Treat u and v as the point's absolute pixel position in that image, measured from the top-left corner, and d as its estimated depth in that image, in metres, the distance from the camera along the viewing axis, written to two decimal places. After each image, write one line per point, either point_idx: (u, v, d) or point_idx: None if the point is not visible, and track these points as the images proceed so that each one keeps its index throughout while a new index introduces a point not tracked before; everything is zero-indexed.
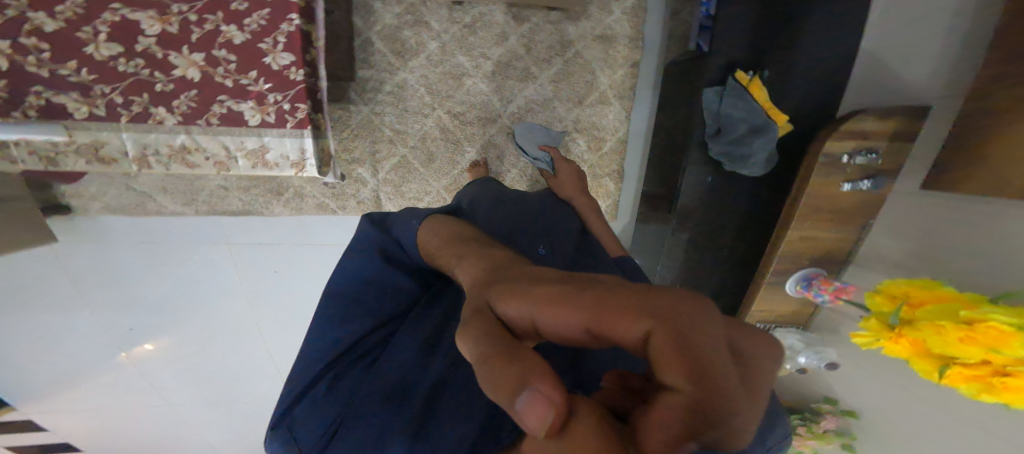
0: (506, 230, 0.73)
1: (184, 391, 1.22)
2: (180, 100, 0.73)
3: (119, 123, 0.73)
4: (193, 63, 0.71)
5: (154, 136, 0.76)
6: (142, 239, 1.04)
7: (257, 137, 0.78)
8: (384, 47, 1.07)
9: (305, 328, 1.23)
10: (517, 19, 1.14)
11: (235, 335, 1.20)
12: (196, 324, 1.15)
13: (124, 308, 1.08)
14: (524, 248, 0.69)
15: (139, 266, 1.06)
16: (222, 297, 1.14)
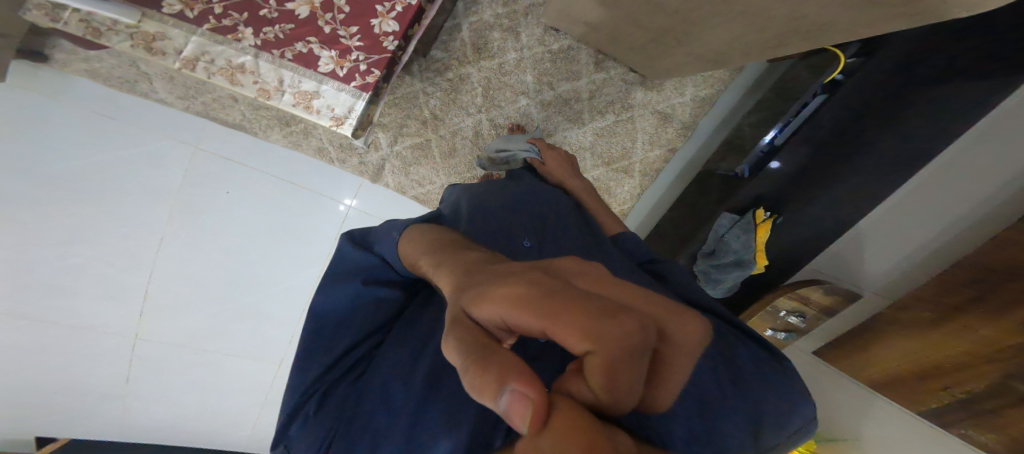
0: (502, 218, 0.63)
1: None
2: (273, 29, 0.66)
3: (197, 28, 0.64)
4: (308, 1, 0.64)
5: (222, 49, 0.66)
6: (98, 110, 0.86)
7: (318, 83, 0.72)
8: (467, 38, 1.01)
9: (237, 275, 1.03)
10: (597, 65, 1.08)
11: (132, 256, 0.92)
12: (91, 230, 0.88)
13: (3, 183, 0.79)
14: (516, 244, 0.59)
15: (69, 137, 0.84)
16: (150, 206, 0.92)
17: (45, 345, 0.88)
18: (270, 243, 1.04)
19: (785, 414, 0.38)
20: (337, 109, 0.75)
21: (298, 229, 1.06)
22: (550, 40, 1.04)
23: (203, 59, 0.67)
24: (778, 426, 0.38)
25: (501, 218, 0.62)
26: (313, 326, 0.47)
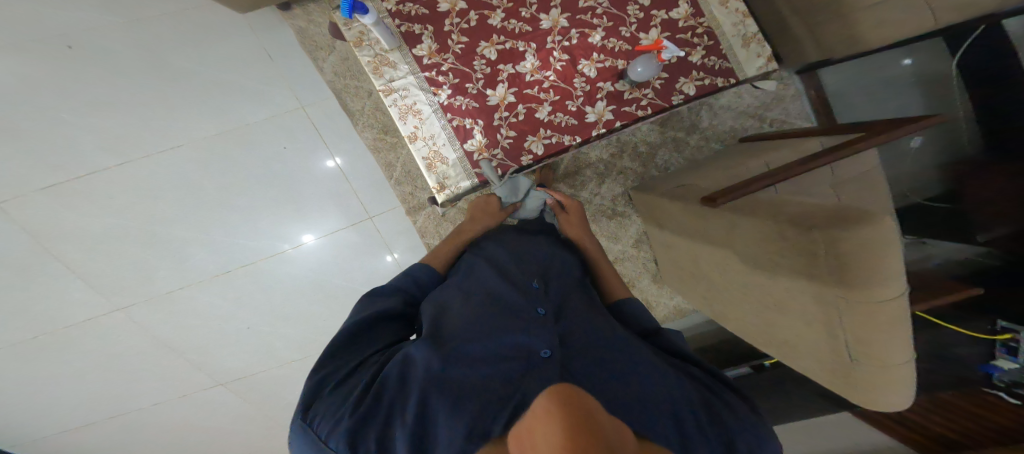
0: (517, 281, 0.65)
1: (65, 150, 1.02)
2: (460, 99, 0.88)
3: (419, 71, 0.88)
4: (502, 97, 0.88)
5: (415, 94, 0.88)
6: (272, 55, 1.02)
7: (451, 151, 0.89)
8: (566, 164, 1.24)
9: (224, 212, 1.09)
10: (636, 242, 1.31)
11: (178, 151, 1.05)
12: (182, 119, 1.04)
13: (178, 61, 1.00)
14: (527, 313, 0.57)
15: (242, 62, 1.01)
16: (226, 128, 1.04)
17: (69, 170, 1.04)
18: (269, 199, 1.09)
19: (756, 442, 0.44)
20: (449, 180, 0.90)
21: (302, 208, 1.10)
22: (619, 203, 1.28)
23: (400, 94, 0.88)
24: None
25: (510, 277, 0.66)
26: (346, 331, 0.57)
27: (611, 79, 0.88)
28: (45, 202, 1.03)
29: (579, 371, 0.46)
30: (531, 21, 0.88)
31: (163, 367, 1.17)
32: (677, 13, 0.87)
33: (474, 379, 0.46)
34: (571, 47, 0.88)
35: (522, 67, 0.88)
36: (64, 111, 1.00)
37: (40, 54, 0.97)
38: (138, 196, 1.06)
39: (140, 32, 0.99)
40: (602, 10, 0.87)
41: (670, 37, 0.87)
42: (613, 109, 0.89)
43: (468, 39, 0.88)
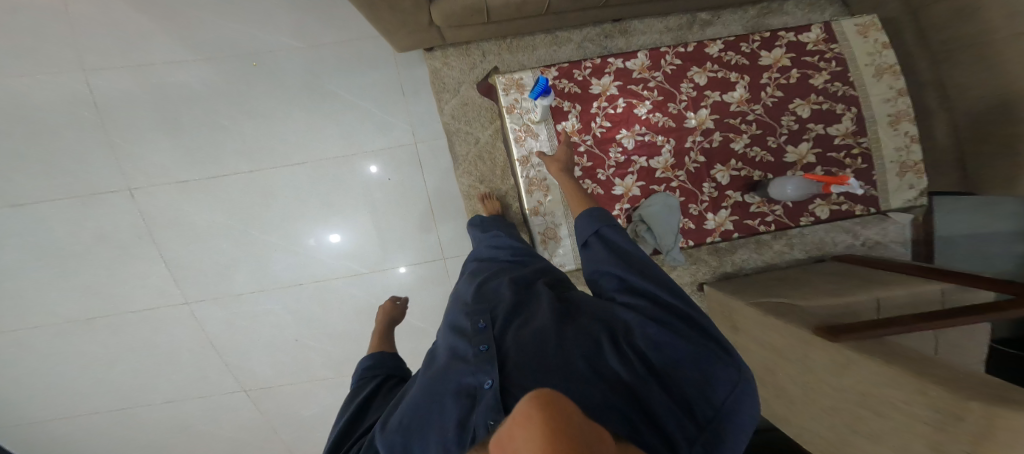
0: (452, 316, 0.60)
1: (200, 137, 1.13)
2: (593, 183, 1.00)
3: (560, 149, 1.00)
4: (628, 187, 1.01)
5: (550, 171, 1.01)
6: (405, 92, 1.18)
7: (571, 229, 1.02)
8: None
9: (310, 222, 1.16)
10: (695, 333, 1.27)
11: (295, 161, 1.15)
12: (311, 131, 1.16)
13: (330, 81, 1.17)
14: (468, 345, 0.51)
15: (380, 93, 1.18)
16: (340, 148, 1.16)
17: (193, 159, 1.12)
18: (360, 218, 1.18)
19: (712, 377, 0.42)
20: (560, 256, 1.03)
21: (395, 237, 1.18)
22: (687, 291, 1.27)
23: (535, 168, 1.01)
24: (707, 394, 0.42)
25: (456, 309, 0.62)
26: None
27: (740, 190, 1.04)
28: (167, 191, 1.12)
29: (526, 376, 0.41)
30: (675, 119, 1.02)
31: (187, 368, 1.21)
32: (835, 130, 1.03)
33: (432, 436, 0.42)
34: (708, 151, 1.03)
35: (654, 163, 1.01)
36: (227, 117, 1.14)
37: (223, 65, 1.14)
38: (248, 201, 1.15)
39: (312, 60, 1.17)
40: (753, 119, 1.03)
41: (821, 153, 1.04)
42: (733, 220, 1.05)
43: (609, 125, 1.00)
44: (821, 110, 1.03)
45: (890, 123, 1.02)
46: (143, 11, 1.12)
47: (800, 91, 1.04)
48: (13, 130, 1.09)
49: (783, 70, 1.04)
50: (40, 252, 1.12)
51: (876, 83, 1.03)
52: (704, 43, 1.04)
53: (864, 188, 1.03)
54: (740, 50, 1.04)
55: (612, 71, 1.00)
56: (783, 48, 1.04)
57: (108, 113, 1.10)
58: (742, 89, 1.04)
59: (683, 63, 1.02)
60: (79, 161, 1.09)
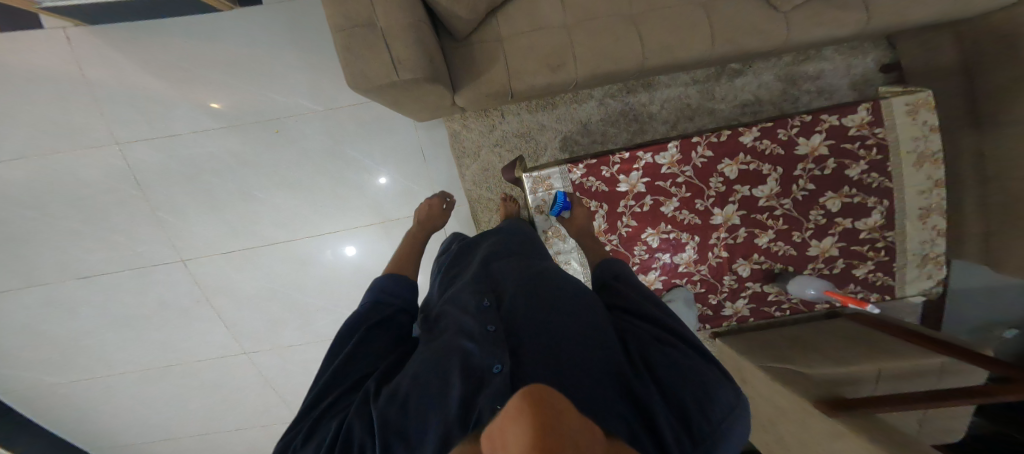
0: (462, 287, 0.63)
1: (245, 207, 1.23)
2: None
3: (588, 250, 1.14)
4: (654, 280, 1.17)
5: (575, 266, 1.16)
6: (429, 157, 1.29)
7: None
8: None
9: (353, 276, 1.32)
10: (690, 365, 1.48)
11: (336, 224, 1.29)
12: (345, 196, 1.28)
13: (359, 148, 1.25)
14: (478, 322, 0.53)
15: (406, 158, 1.28)
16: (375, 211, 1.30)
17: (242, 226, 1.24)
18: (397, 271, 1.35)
19: (713, 398, 0.44)
20: None
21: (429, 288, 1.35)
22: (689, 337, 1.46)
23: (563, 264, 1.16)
24: (709, 411, 0.43)
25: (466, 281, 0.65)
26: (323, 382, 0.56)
27: (760, 281, 1.20)
28: (219, 262, 1.24)
29: (533, 364, 0.45)
30: (702, 216, 1.12)
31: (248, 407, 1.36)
32: (861, 224, 1.17)
33: (434, 401, 0.44)
34: (732, 244, 1.15)
35: (681, 257, 1.15)
36: (259, 188, 1.23)
37: (248, 133, 1.19)
38: (297, 261, 1.28)
39: (333, 124, 1.22)
40: (780, 213, 1.14)
41: (843, 245, 1.19)
42: (750, 306, 1.24)
43: (638, 223, 1.11)
44: (852, 204, 1.15)
45: (920, 220, 1.15)
46: (155, 77, 1.12)
47: (835, 183, 1.14)
48: (60, 207, 1.15)
49: (818, 160, 1.11)
50: (103, 317, 1.22)
51: (914, 172, 1.12)
52: (738, 133, 1.07)
53: (882, 277, 1.22)
54: (776, 139, 1.08)
55: (641, 166, 1.06)
56: (821, 135, 1.09)
57: (150, 189, 1.18)
58: (772, 182, 1.11)
59: (713, 155, 1.07)
60: (132, 235, 1.19)
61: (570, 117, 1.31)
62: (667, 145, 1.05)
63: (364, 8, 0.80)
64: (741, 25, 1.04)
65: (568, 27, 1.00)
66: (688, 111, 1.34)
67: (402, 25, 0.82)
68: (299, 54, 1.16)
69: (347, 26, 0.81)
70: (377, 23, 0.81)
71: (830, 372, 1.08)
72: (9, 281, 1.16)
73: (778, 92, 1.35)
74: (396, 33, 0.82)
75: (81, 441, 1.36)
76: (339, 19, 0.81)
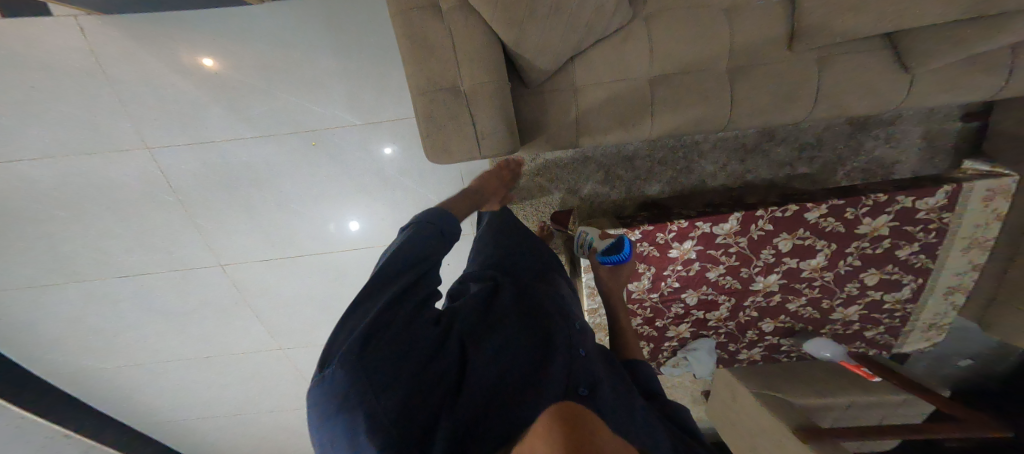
0: (561, 303, 0.70)
1: (279, 219, 1.20)
2: (659, 325, 1.26)
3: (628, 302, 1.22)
4: (685, 330, 1.28)
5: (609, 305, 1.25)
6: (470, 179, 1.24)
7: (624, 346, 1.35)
8: None
9: None
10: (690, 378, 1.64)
11: (371, 239, 1.28)
12: (382, 212, 1.24)
13: (399, 167, 1.19)
14: (571, 341, 0.59)
15: (446, 179, 1.22)
16: None
17: (278, 236, 1.22)
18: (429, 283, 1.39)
19: None
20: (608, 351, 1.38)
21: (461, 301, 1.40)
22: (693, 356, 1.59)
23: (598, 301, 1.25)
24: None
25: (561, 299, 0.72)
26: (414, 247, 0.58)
27: (779, 337, 1.31)
28: (261, 268, 1.26)
29: (609, 401, 0.49)
30: (744, 281, 1.20)
31: (288, 386, 1.51)
32: (890, 296, 1.24)
33: (517, 391, 0.48)
34: (764, 306, 1.25)
35: (714, 313, 1.25)
36: (296, 200, 1.18)
37: (284, 144, 1.10)
38: (333, 269, 1.31)
39: (371, 141, 1.14)
40: (818, 283, 1.21)
41: (866, 312, 1.27)
42: (762, 353, 1.39)
43: (682, 284, 1.20)
44: (890, 279, 1.20)
45: (942, 295, 1.23)
46: (184, 77, 1.00)
47: (880, 261, 1.18)
48: (92, 207, 1.10)
49: (875, 240, 1.15)
50: (152, 311, 1.28)
51: (959, 255, 1.16)
52: (804, 209, 1.10)
53: (887, 340, 1.34)
54: (843, 217, 1.11)
55: (697, 234, 1.13)
56: (888, 216, 1.10)
57: (187, 195, 1.13)
58: (821, 256, 1.16)
59: (773, 228, 1.13)
60: (171, 239, 1.17)
61: (616, 150, 1.24)
62: (728, 218, 1.10)
63: (446, 68, 0.74)
64: (849, 87, 0.94)
65: (651, 79, 0.92)
66: (743, 152, 1.25)
67: (486, 88, 0.74)
68: (338, 60, 1.04)
69: (423, 87, 0.75)
70: (459, 85, 0.75)
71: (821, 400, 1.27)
72: (51, 275, 1.16)
73: (844, 139, 1.23)
74: (478, 97, 0.75)
75: (129, 409, 1.47)
76: (419, 78, 0.74)
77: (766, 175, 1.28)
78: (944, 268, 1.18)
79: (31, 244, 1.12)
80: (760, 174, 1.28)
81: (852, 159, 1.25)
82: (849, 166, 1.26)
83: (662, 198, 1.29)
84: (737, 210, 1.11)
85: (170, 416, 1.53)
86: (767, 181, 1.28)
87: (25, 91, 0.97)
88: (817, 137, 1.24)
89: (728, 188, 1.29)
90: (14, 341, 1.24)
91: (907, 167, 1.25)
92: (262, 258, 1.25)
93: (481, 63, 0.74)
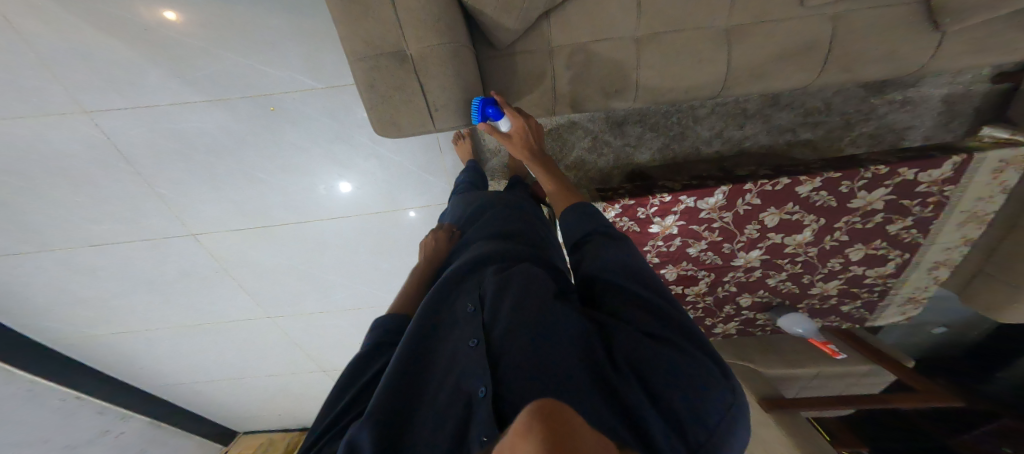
0: (456, 299, 0.64)
1: (244, 189, 1.15)
2: None
3: None
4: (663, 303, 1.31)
5: None
6: (443, 146, 1.15)
7: None
8: None
9: (366, 252, 1.34)
10: None
11: (343, 208, 1.23)
12: (351, 180, 1.18)
13: (363, 133, 1.09)
14: (464, 338, 0.55)
15: (417, 145, 1.14)
16: (386, 199, 1.23)
17: (246, 207, 1.18)
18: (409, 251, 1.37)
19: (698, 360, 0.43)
20: None
21: None
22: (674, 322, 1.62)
23: None
24: (698, 412, 0.39)
25: (453, 291, 0.66)
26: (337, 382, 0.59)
27: (756, 311, 1.35)
28: (233, 238, 1.24)
29: (517, 384, 0.44)
30: (724, 256, 1.18)
31: (280, 345, 1.57)
32: (872, 271, 1.21)
33: (427, 429, 0.45)
34: (743, 281, 1.25)
35: (690, 288, 1.28)
36: (262, 171, 1.12)
37: (238, 110, 1.01)
38: (309, 238, 1.28)
39: (333, 107, 1.04)
40: (802, 259, 1.17)
41: (846, 287, 1.25)
42: (738, 326, 1.43)
43: (661, 260, 1.22)
44: (877, 255, 1.15)
45: (926, 271, 1.19)
46: (113, 36, 0.89)
47: (869, 236, 1.12)
48: (48, 178, 1.05)
49: (867, 214, 1.07)
50: (132, 283, 1.29)
51: (954, 230, 1.09)
52: (796, 182, 1.01)
53: (863, 312, 1.34)
54: (837, 190, 1.02)
55: (680, 208, 1.08)
56: (886, 189, 1.02)
57: (141, 165, 1.06)
58: (808, 231, 1.11)
59: (761, 203, 1.06)
60: (135, 209, 1.14)
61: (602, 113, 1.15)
62: (713, 192, 1.04)
63: (390, 31, 0.71)
64: (869, 50, 0.82)
65: (638, 39, 0.83)
66: (741, 118, 1.14)
67: (436, 51, 0.72)
68: (286, 17, 0.92)
69: (362, 53, 0.72)
70: (405, 50, 0.73)
71: (780, 372, 1.40)
72: (22, 245, 1.15)
73: (853, 102, 1.10)
74: (426, 58, 0.73)
75: (131, 368, 1.55)
76: (353, 42, 0.71)
77: (765, 141, 1.17)
78: (939, 244, 1.12)
79: None
80: (758, 140, 1.17)
81: (862, 124, 1.12)
82: (858, 131, 1.13)
83: (651, 166, 1.21)
84: (724, 184, 1.04)
85: (172, 375, 1.61)
86: (765, 148, 1.18)
87: None
88: (825, 102, 1.11)
89: (721, 154, 1.19)
90: None
91: (918, 132, 1.11)
92: (234, 228, 1.22)
93: (426, 25, 0.71)
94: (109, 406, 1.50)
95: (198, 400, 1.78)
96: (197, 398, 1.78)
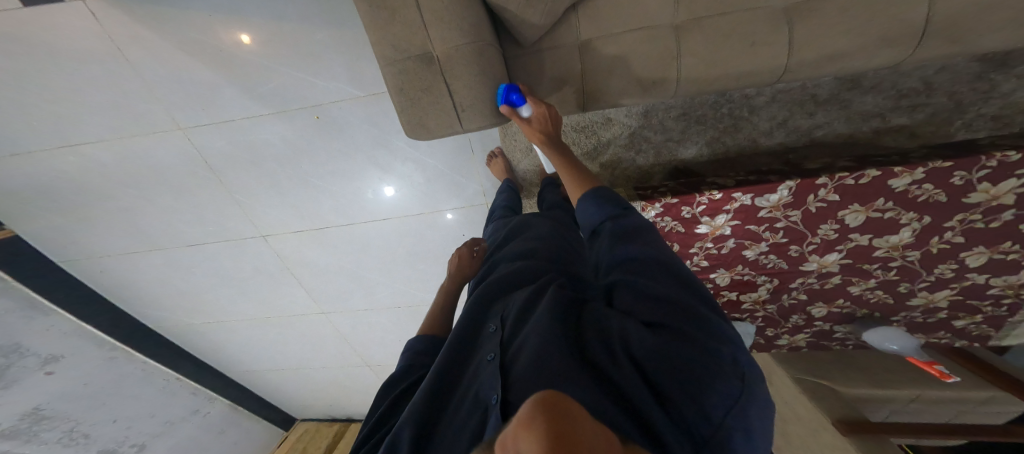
0: (484, 315, 0.66)
1: (303, 192, 1.26)
2: None
3: None
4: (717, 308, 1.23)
5: None
6: (480, 146, 1.18)
7: None
8: None
9: (409, 251, 1.40)
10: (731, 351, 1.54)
11: (387, 209, 1.29)
12: (394, 183, 1.24)
13: (404, 137, 1.14)
14: (484, 354, 0.55)
15: (455, 147, 1.17)
16: (427, 200, 1.27)
17: (304, 209, 1.30)
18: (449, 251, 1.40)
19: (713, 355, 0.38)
20: None
21: None
22: None
23: None
24: (704, 410, 0.36)
25: (479, 308, 0.67)
26: (386, 391, 0.65)
27: (831, 323, 1.20)
28: (295, 239, 1.37)
29: (521, 383, 0.43)
30: (792, 261, 1.06)
31: (334, 338, 1.69)
32: (999, 280, 0.99)
33: (451, 439, 0.46)
34: (816, 289, 1.11)
35: (749, 295, 1.18)
36: (316, 176, 1.22)
37: (295, 121, 1.12)
38: (358, 239, 1.37)
39: (376, 113, 1.10)
40: (897, 264, 1.00)
41: (960, 299, 1.04)
42: (809, 339, 1.29)
43: (714, 265, 1.13)
44: (1003, 261, 0.94)
45: None
46: (195, 58, 1.02)
47: (995, 237, 0.90)
48: (153, 186, 1.23)
49: (992, 211, 0.86)
50: (215, 278, 1.47)
51: None
52: (889, 175, 0.85)
53: (984, 329, 1.11)
54: (946, 183, 0.84)
55: (734, 207, 0.98)
56: (1019, 180, 0.80)
57: (221, 172, 1.21)
58: (907, 232, 0.94)
59: (840, 199, 0.91)
60: (217, 213, 1.30)
61: (641, 108, 1.10)
62: (776, 189, 0.92)
63: (416, 35, 0.73)
64: (986, 14, 0.68)
65: (677, 26, 0.77)
66: (811, 105, 1.01)
67: (459, 54, 0.74)
68: (333, 31, 0.98)
69: (392, 58, 0.75)
70: (431, 51, 0.75)
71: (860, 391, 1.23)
72: (133, 244, 1.36)
73: (959, 78, 0.92)
74: (451, 60, 0.75)
75: (215, 354, 1.77)
76: (382, 47, 0.74)
77: (843, 130, 1.02)
78: None
79: (113, 219, 1.30)
80: (833, 129, 1.02)
81: (978, 104, 0.93)
82: (973, 113, 0.93)
83: (697, 162, 1.11)
84: (790, 178, 0.92)
85: (246, 362, 1.82)
86: (843, 137, 1.03)
87: (70, 84, 1.04)
88: (924, 81, 0.95)
89: (785, 145, 1.06)
90: (126, 297, 1.51)
91: None
92: (294, 228, 1.34)
93: (452, 26, 0.72)
94: (201, 387, 1.76)
95: (268, 387, 1.98)
96: (268, 386, 1.97)
